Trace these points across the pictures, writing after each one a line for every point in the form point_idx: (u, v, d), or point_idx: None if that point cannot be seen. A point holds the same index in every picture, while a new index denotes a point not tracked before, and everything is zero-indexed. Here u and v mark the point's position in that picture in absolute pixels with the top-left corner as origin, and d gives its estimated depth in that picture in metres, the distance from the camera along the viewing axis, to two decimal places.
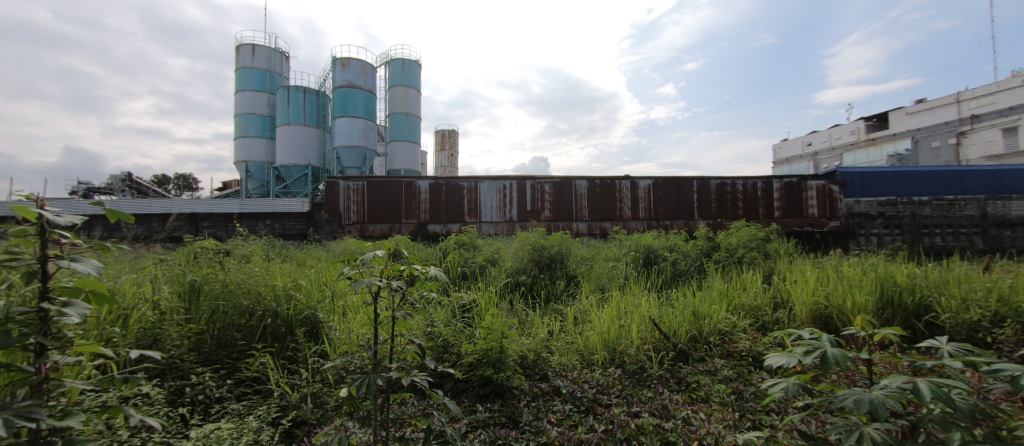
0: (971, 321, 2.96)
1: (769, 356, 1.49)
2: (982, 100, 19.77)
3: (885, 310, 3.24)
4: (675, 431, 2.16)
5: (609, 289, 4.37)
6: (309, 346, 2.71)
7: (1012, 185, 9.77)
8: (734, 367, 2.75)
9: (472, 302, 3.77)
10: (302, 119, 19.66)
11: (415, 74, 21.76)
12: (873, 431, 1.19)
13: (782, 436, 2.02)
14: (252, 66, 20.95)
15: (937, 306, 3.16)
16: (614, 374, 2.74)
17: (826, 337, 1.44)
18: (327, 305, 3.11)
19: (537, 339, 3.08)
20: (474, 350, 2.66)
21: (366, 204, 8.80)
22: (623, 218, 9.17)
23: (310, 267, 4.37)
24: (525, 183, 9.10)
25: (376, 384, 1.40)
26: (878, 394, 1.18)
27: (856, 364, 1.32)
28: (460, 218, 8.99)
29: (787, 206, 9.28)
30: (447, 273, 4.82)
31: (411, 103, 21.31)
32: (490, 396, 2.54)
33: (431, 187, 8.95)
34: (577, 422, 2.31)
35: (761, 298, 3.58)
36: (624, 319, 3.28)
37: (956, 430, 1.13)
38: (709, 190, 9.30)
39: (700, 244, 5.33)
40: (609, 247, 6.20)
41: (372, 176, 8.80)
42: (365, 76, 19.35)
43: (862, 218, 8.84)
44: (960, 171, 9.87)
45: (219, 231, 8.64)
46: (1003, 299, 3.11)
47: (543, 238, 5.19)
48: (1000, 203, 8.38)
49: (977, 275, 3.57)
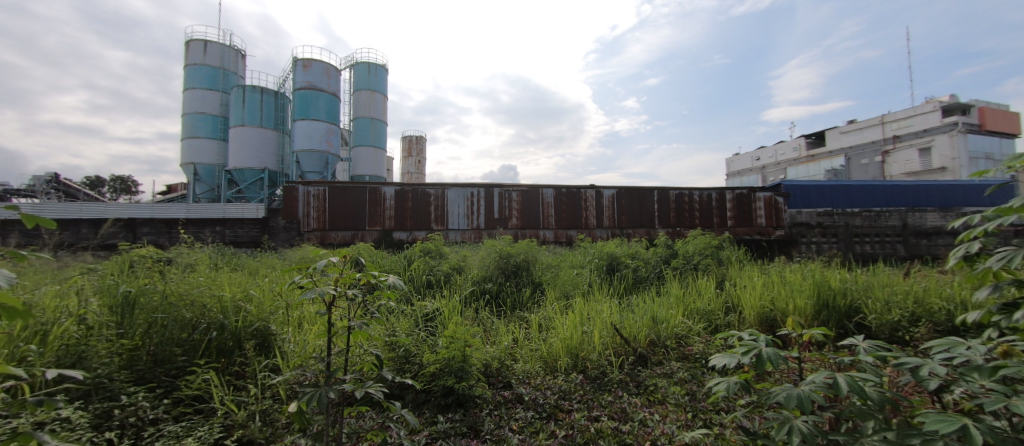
0: (892, 321, 3.27)
1: (713, 357, 1.59)
2: (902, 123, 22.06)
3: (821, 312, 3.50)
4: (632, 433, 2.23)
5: (573, 296, 4.45)
6: (259, 360, 2.56)
7: (926, 199, 10.98)
8: (688, 370, 2.88)
9: (436, 311, 3.70)
10: (258, 121, 18.73)
11: (381, 78, 21.36)
12: (802, 424, 1.30)
13: (729, 434, 2.12)
14: (202, 63, 19.75)
15: (865, 308, 3.47)
16: (576, 380, 2.79)
17: (762, 337, 1.55)
18: (280, 317, 2.96)
19: (501, 347, 3.09)
20: (436, 360, 2.63)
21: (326, 210, 8.48)
22: (588, 226, 9.39)
23: (263, 277, 4.14)
24: (492, 190, 9.14)
25: (327, 399, 1.35)
26: (805, 389, 1.28)
27: (787, 362, 1.43)
28: (426, 225, 8.86)
29: (738, 216, 9.89)
30: (411, 281, 4.74)
31: (376, 108, 20.86)
32: (452, 406, 2.51)
33: (397, 194, 8.77)
34: (538, 429, 2.32)
35: (714, 303, 3.78)
36: (587, 325, 3.35)
37: (871, 420, 1.26)
38: (668, 200, 9.73)
39: (660, 252, 5.57)
40: (573, 254, 6.32)
41: (333, 181, 8.51)
42: (328, 79, 18.74)
43: (803, 227, 9.55)
44: (884, 186, 10.95)
45: (161, 238, 8.02)
46: (918, 301, 3.49)
47: (509, 245, 5.22)
48: (917, 214, 9.33)
49: (898, 280, 3.96)
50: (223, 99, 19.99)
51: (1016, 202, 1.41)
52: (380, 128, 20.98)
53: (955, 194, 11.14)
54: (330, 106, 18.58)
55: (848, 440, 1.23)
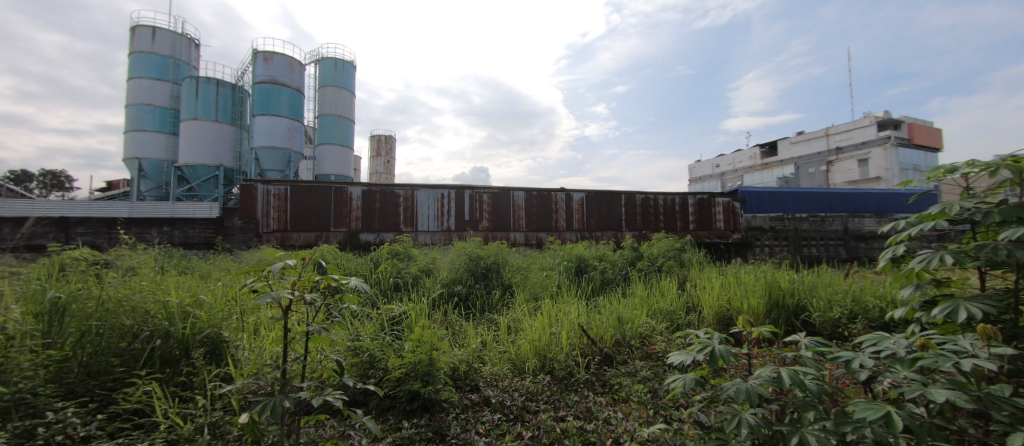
0: (834, 319, 3.53)
1: (671, 355, 1.67)
2: (844, 135, 23.90)
3: (772, 311, 3.72)
4: (596, 432, 2.28)
5: (542, 298, 4.48)
6: (209, 370, 2.42)
7: (863, 205, 11.97)
8: (651, 368, 2.97)
9: (403, 314, 3.63)
10: (213, 115, 17.69)
11: (348, 75, 20.74)
12: (750, 416, 1.37)
13: (687, 428, 2.21)
14: (150, 51, 18.41)
15: (810, 307, 3.72)
16: (543, 381, 2.82)
17: (715, 335, 1.63)
18: (233, 323, 2.80)
19: (469, 350, 3.08)
20: (401, 364, 2.56)
21: (288, 210, 8.12)
22: (558, 228, 9.51)
23: (216, 281, 3.91)
24: (463, 192, 9.07)
25: (281, 408, 1.29)
26: (753, 384, 1.36)
27: (736, 358, 1.51)
28: (394, 226, 8.66)
29: (700, 220, 10.33)
30: (378, 284, 4.62)
31: (343, 106, 20.23)
32: (417, 412, 2.46)
33: (364, 194, 8.54)
34: (504, 431, 2.33)
35: (676, 303, 3.94)
36: (555, 326, 3.39)
37: (811, 411, 1.35)
38: (635, 204, 10.02)
39: (626, 254, 5.74)
40: (543, 256, 6.37)
41: (296, 180, 8.17)
42: (291, 73, 17.97)
43: (757, 230, 10.10)
44: (828, 194, 11.83)
45: (99, 239, 7.41)
46: (856, 299, 3.79)
47: (479, 247, 5.21)
48: (857, 220, 10.11)
49: (840, 280, 4.27)
50: (173, 90, 18.72)
51: (934, 209, 1.55)
52: (347, 126, 20.35)
53: (889, 202, 12.19)
54: (293, 102, 17.82)
55: (792, 430, 1.31)
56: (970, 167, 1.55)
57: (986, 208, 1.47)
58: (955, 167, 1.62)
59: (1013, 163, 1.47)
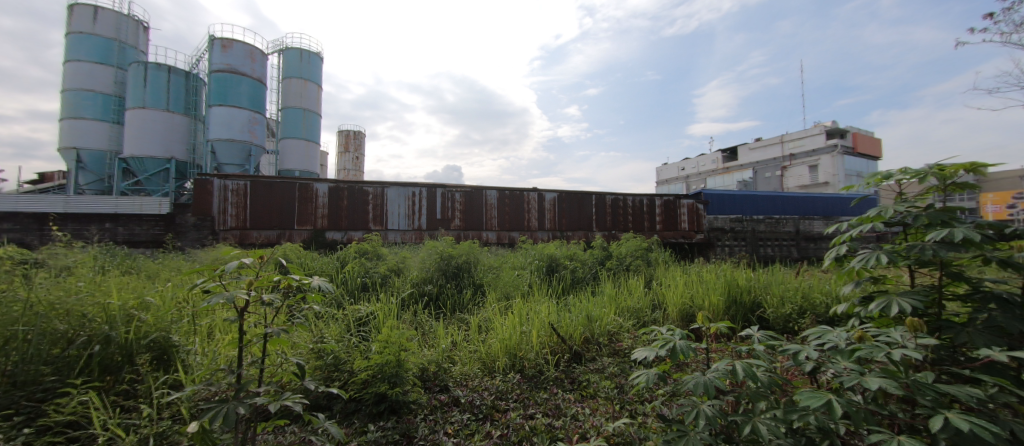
0: (786, 314, 3.75)
1: (635, 351, 1.72)
2: (797, 142, 25.42)
3: (731, 308, 3.91)
4: (564, 428, 2.31)
5: (513, 297, 4.49)
6: (156, 377, 2.27)
7: (812, 209, 12.81)
8: (618, 364, 3.04)
9: (370, 314, 3.53)
10: (163, 105, 16.55)
11: (314, 67, 19.96)
12: (707, 408, 1.44)
13: (650, 422, 2.28)
14: (91, 32, 16.98)
15: (765, 304, 3.94)
16: (513, 380, 2.83)
17: (676, 332, 1.69)
18: (183, 326, 2.64)
19: (439, 350, 3.05)
20: (368, 367, 2.49)
21: (247, 207, 7.72)
22: (530, 228, 9.57)
23: (166, 282, 3.66)
24: (435, 190, 8.95)
25: (235, 416, 1.23)
26: (711, 377, 1.42)
27: (695, 353, 1.58)
28: (362, 225, 8.42)
29: (666, 221, 10.68)
30: (345, 284, 4.48)
31: (308, 99, 19.46)
32: (384, 414, 2.42)
33: (331, 191, 8.26)
34: (473, 431, 2.32)
35: (643, 301, 4.05)
36: (525, 325, 3.40)
37: (762, 401, 1.43)
38: (605, 204, 10.24)
39: (596, 254, 5.85)
40: (515, 256, 6.38)
41: (257, 175, 7.79)
42: (252, 62, 17.08)
43: (719, 231, 10.56)
44: (782, 197, 12.55)
45: (29, 236, 6.78)
46: (806, 296, 4.04)
47: (450, 247, 5.17)
48: (808, 222, 10.78)
49: (793, 279, 4.54)
50: (118, 76, 17.37)
51: (872, 212, 1.68)
52: (312, 120, 19.59)
53: (834, 206, 13.12)
54: (254, 93, 16.95)
55: (744, 420, 1.38)
56: (904, 175, 1.69)
57: (915, 212, 1.61)
58: (890, 174, 1.76)
59: (938, 171, 1.61)
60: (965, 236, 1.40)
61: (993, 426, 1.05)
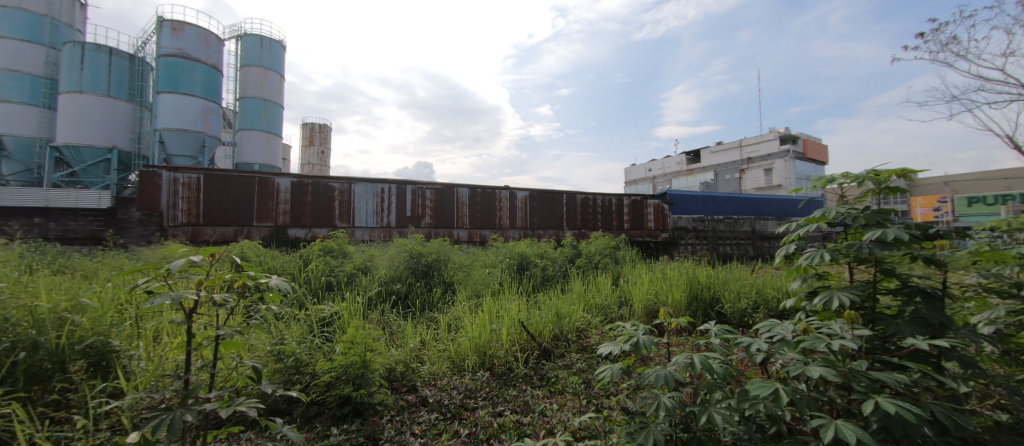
0: (742, 309, 3.96)
1: (601, 346, 1.76)
2: (754, 147, 26.81)
3: (692, 304, 4.08)
4: (531, 424, 2.34)
5: (484, 295, 4.47)
6: (93, 385, 2.09)
7: (766, 209, 13.58)
8: (585, 360, 3.10)
9: (335, 314, 3.41)
10: (104, 89, 15.28)
11: (275, 55, 19.02)
12: (667, 400, 1.49)
13: (614, 415, 2.34)
14: (17, 7, 15.40)
15: (723, 299, 4.13)
16: (482, 378, 2.83)
17: (639, 327, 1.75)
18: (124, 330, 2.45)
19: (407, 350, 2.99)
20: (332, 368, 2.41)
21: (200, 202, 7.27)
22: (501, 226, 9.57)
23: (105, 282, 3.38)
24: (404, 187, 8.77)
25: (182, 424, 1.15)
26: (671, 370, 1.48)
27: (657, 347, 1.64)
28: (328, 222, 8.13)
29: (633, 220, 10.96)
30: (308, 283, 4.31)
31: (269, 89, 18.53)
32: (348, 417, 2.35)
33: (294, 187, 7.92)
34: (441, 430, 2.30)
35: (610, 298, 4.15)
36: (495, 323, 3.39)
37: (717, 391, 1.50)
38: (575, 203, 10.38)
39: (566, 252, 5.92)
40: (486, 254, 6.35)
41: (211, 168, 7.35)
42: (206, 48, 16.05)
43: (683, 230, 10.96)
44: (740, 198, 13.21)
45: None
46: (761, 292, 4.27)
47: (420, 244, 5.08)
48: (762, 222, 11.41)
49: (749, 275, 4.80)
50: (50, 56, 15.87)
51: (817, 213, 1.80)
52: (273, 111, 18.69)
53: (786, 207, 13.99)
54: (208, 81, 15.95)
55: (700, 410, 1.45)
56: (845, 179, 1.82)
57: (854, 213, 1.74)
58: (833, 178, 1.89)
59: (875, 176, 1.75)
60: (896, 236, 1.53)
61: (915, 408, 1.15)
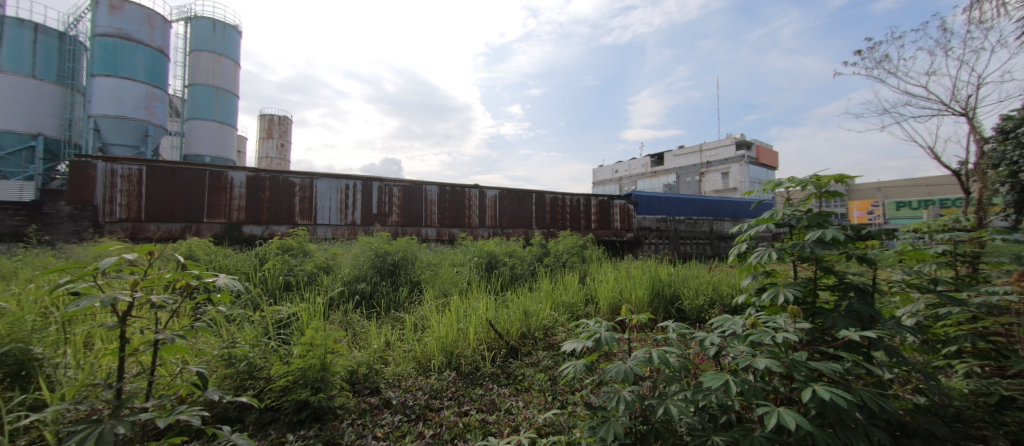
0: (700, 306, 4.14)
1: (565, 343, 1.78)
2: (713, 151, 28.14)
3: (654, 301, 4.22)
4: (497, 422, 2.34)
5: (451, 294, 4.41)
6: (8, 397, 1.88)
7: (723, 210, 14.36)
8: (551, 357, 3.14)
9: (292, 315, 3.24)
10: (28, 69, 13.85)
11: (230, 41, 17.91)
12: (627, 394, 1.53)
13: (579, 411, 2.38)
14: None
15: (683, 296, 4.31)
16: (448, 378, 2.79)
17: (602, 323, 1.79)
18: (49, 335, 2.23)
19: (371, 351, 2.91)
20: (288, 372, 2.30)
21: (142, 195, 6.74)
22: (470, 225, 9.50)
23: (26, 283, 3.06)
24: (370, 184, 8.51)
25: (113, 437, 1.06)
26: (631, 364, 1.52)
27: (618, 343, 1.68)
28: (287, 219, 7.74)
29: (600, 219, 11.19)
30: (264, 283, 4.09)
31: (222, 76, 17.43)
32: (306, 422, 2.26)
33: (250, 181, 7.49)
34: (404, 432, 2.25)
35: (577, 296, 4.22)
36: (462, 322, 3.35)
37: (673, 384, 1.56)
38: (544, 203, 10.47)
39: (535, 251, 5.95)
40: (454, 252, 6.27)
41: (155, 160, 6.82)
42: (151, 29, 14.85)
43: (647, 230, 11.48)
44: (699, 200, 13.85)
45: None
46: (717, 289, 4.48)
47: (386, 242, 4.96)
48: (719, 223, 12.10)
49: (707, 273, 5.02)
50: None
51: (766, 215, 1.91)
52: (227, 100, 17.60)
53: (740, 209, 14.84)
54: (152, 65, 14.78)
55: (657, 402, 1.50)
56: (791, 183, 1.94)
57: (798, 215, 1.86)
58: (780, 182, 2.00)
59: (817, 181, 1.89)
60: (834, 236, 1.65)
61: (847, 394, 1.25)
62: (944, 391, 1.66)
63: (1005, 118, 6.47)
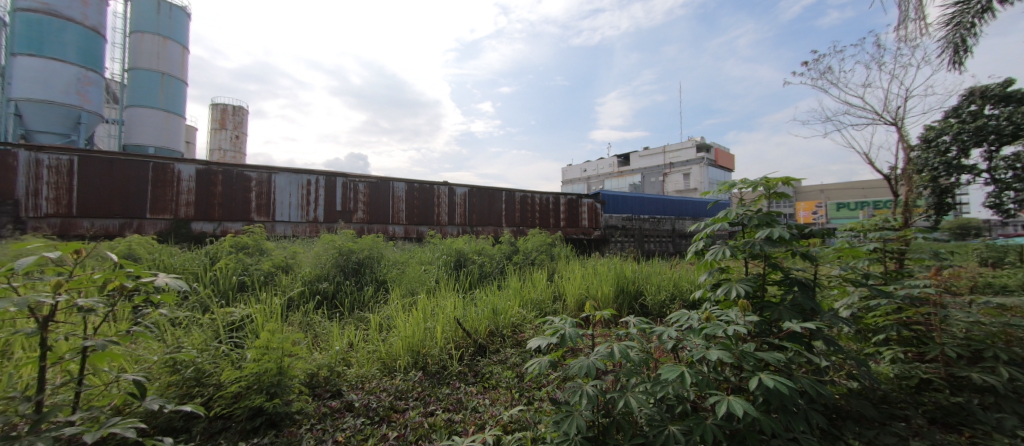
0: (662, 302, 4.31)
1: (530, 340, 1.79)
2: (676, 153, 29.23)
3: (620, 298, 4.33)
4: (463, 421, 2.32)
5: (419, 293, 4.33)
6: None
7: (684, 209, 14.99)
8: (519, 354, 3.16)
9: (246, 318, 3.07)
10: None
11: (177, 23, 16.65)
12: (590, 388, 1.56)
13: (544, 407, 2.41)
14: None
15: (646, 292, 4.45)
16: (414, 378, 2.74)
17: (566, 320, 1.82)
18: None
19: (332, 353, 2.81)
20: (240, 377, 2.17)
21: (74, 188, 6.16)
22: (439, 223, 9.37)
23: None
24: (334, 179, 8.22)
25: None
26: (593, 359, 1.55)
27: (581, 339, 1.71)
28: (242, 215, 7.31)
29: (569, 218, 11.36)
30: (216, 284, 3.85)
31: (168, 61, 16.18)
32: (260, 429, 2.14)
33: (200, 174, 7.02)
34: (367, 435, 2.18)
35: (545, 293, 4.26)
36: (429, 321, 3.29)
37: (634, 377, 1.60)
38: (514, 201, 10.49)
39: (504, 248, 5.94)
40: (422, 250, 6.15)
41: (89, 149, 6.26)
42: (85, 6, 13.51)
43: (613, 229, 11.75)
44: (662, 200, 14.33)
45: None
46: (678, 285, 4.67)
47: (350, 240, 4.79)
48: (681, 222, 12.61)
49: (670, 270, 5.21)
50: None
51: (720, 214, 2.01)
52: (173, 87, 16.36)
53: (699, 209, 15.56)
54: (85, 45, 13.49)
55: (618, 395, 1.54)
56: (744, 184, 2.04)
57: (749, 214, 1.97)
58: (734, 183, 2.11)
59: (766, 182, 2.00)
60: (780, 235, 1.76)
61: (789, 381, 1.34)
62: (873, 376, 1.81)
63: (927, 127, 7.16)
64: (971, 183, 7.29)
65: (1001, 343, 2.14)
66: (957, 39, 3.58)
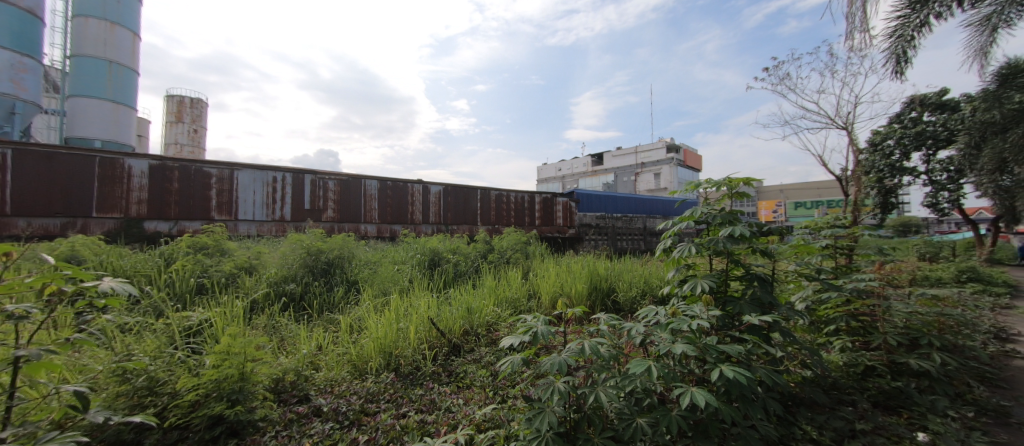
0: (633, 299, 4.42)
1: (503, 339, 1.78)
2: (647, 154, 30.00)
3: (593, 295, 4.41)
4: (436, 421, 2.30)
5: (392, 293, 4.24)
6: None
7: (654, 208, 15.40)
8: (494, 353, 3.16)
9: (205, 322, 2.92)
10: None
11: (127, 8, 15.52)
12: (561, 385, 1.57)
13: (518, 404, 2.41)
14: None
15: (619, 289, 4.55)
16: (386, 380, 2.69)
17: (539, 318, 1.82)
18: None
19: (299, 357, 2.71)
20: (198, 385, 2.05)
21: (7, 185, 5.64)
22: (413, 221, 9.22)
23: None
24: (301, 177, 7.93)
25: None
26: (564, 356, 1.57)
27: (553, 337, 1.73)
28: (201, 214, 6.93)
29: (543, 217, 11.45)
30: (172, 287, 3.64)
31: (116, 48, 15.08)
32: (220, 439, 2.03)
33: (153, 170, 6.58)
34: (336, 440, 2.12)
35: (520, 291, 4.28)
36: (402, 321, 3.24)
37: (604, 373, 1.63)
38: (489, 199, 10.45)
39: (479, 247, 5.90)
40: (395, 249, 6.03)
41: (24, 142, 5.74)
42: None
43: (587, 227, 11.91)
44: (634, 199, 14.65)
45: None
46: (649, 282, 4.79)
47: (319, 240, 4.61)
48: (652, 220, 12.95)
49: (641, 267, 5.35)
50: None
51: (686, 213, 2.07)
52: (122, 76, 15.28)
53: (669, 208, 16.02)
54: (20, 28, 12.36)
55: (588, 390, 1.57)
56: (709, 184, 2.12)
57: (714, 213, 2.05)
58: (700, 183, 2.19)
59: (729, 183, 2.08)
60: (741, 233, 1.84)
61: (748, 372, 1.40)
62: (824, 365, 1.93)
63: (875, 132, 7.68)
64: (911, 184, 7.89)
65: (935, 331, 2.34)
66: (899, 50, 3.85)
